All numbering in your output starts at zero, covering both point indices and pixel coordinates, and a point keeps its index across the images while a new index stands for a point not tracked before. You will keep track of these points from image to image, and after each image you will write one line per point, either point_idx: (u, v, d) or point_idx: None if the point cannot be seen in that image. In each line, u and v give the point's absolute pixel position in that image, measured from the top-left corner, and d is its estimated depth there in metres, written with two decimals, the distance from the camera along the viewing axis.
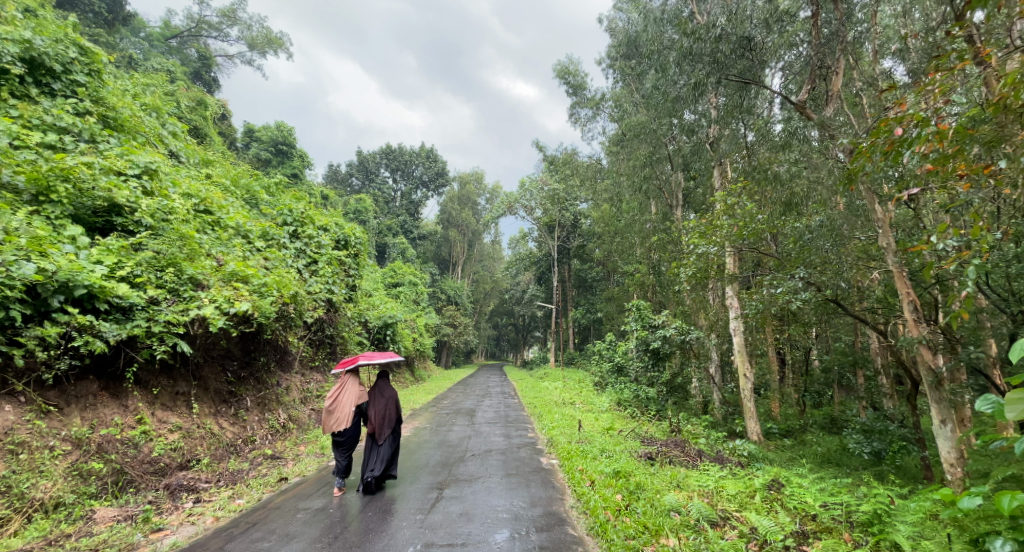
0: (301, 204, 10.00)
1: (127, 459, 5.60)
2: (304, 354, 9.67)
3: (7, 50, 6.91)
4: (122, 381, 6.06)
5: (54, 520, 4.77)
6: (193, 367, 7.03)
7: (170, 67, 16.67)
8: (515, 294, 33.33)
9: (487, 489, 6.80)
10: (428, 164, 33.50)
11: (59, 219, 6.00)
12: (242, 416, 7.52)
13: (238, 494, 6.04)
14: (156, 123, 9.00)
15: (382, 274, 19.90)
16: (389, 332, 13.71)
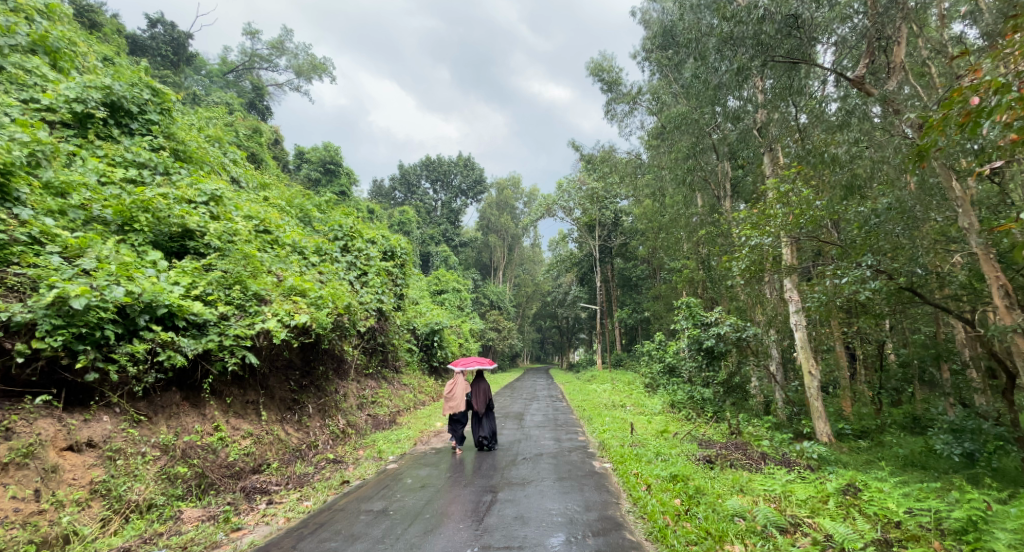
0: (350, 219, 10.48)
1: (208, 463, 6.08)
2: (358, 362, 10.08)
3: (91, 97, 7.73)
4: (200, 391, 6.58)
5: (147, 520, 5.23)
6: (261, 377, 7.52)
7: (228, 99, 18.02)
8: (558, 297, 33.15)
9: (541, 492, 6.81)
10: (467, 172, 34.12)
11: (142, 246, 6.63)
12: (305, 422, 7.97)
13: (305, 496, 6.40)
14: (219, 152, 9.78)
15: (427, 282, 20.36)
16: (436, 338, 14.04)
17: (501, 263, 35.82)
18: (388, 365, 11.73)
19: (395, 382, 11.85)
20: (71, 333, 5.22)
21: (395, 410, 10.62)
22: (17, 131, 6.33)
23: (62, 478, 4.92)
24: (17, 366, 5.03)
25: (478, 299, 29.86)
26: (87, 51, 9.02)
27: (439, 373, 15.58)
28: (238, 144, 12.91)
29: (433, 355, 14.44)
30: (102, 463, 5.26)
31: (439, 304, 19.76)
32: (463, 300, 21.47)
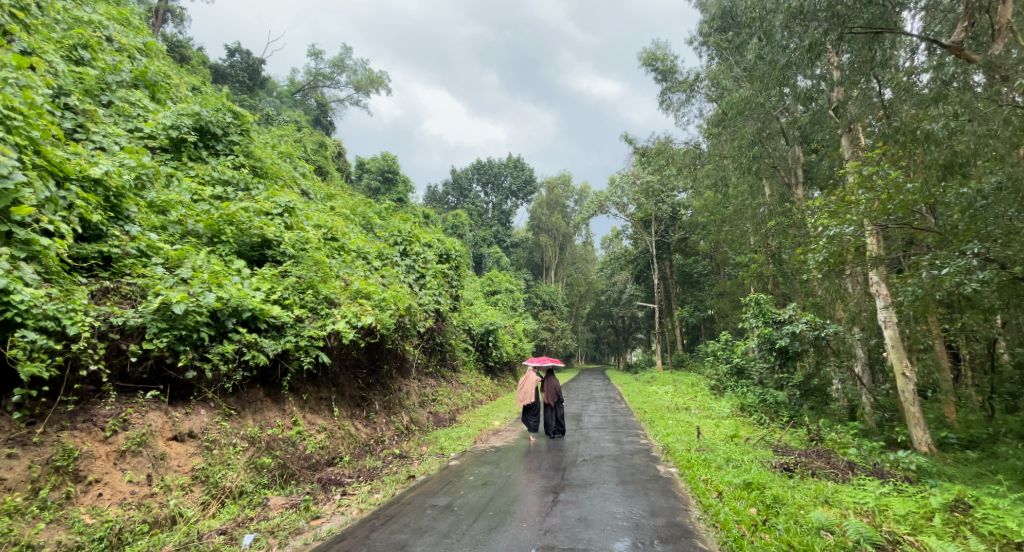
0: (408, 225, 10.90)
1: (289, 455, 6.43)
2: (420, 361, 10.43)
3: (183, 123, 8.62)
4: (280, 388, 6.98)
5: (240, 506, 5.56)
6: (333, 375, 7.92)
7: (297, 118, 19.37)
8: (613, 296, 32.35)
9: (604, 495, 6.65)
10: (517, 172, 34.05)
11: (228, 256, 7.27)
12: (372, 418, 8.37)
13: (376, 489, 6.66)
14: (290, 167, 10.58)
15: (480, 283, 20.50)
16: (491, 338, 14.23)
17: (552, 263, 35.19)
18: (447, 364, 12.06)
19: (454, 380, 12.16)
20: (172, 335, 5.64)
21: (455, 408, 10.89)
22: (126, 158, 7.13)
23: (168, 464, 5.29)
24: (130, 364, 5.40)
25: (531, 299, 29.45)
26: (178, 83, 10.12)
27: (495, 372, 15.76)
28: (306, 158, 13.85)
29: (489, 354, 14.64)
30: (200, 452, 5.61)
31: (493, 305, 19.89)
32: (516, 300, 21.41)
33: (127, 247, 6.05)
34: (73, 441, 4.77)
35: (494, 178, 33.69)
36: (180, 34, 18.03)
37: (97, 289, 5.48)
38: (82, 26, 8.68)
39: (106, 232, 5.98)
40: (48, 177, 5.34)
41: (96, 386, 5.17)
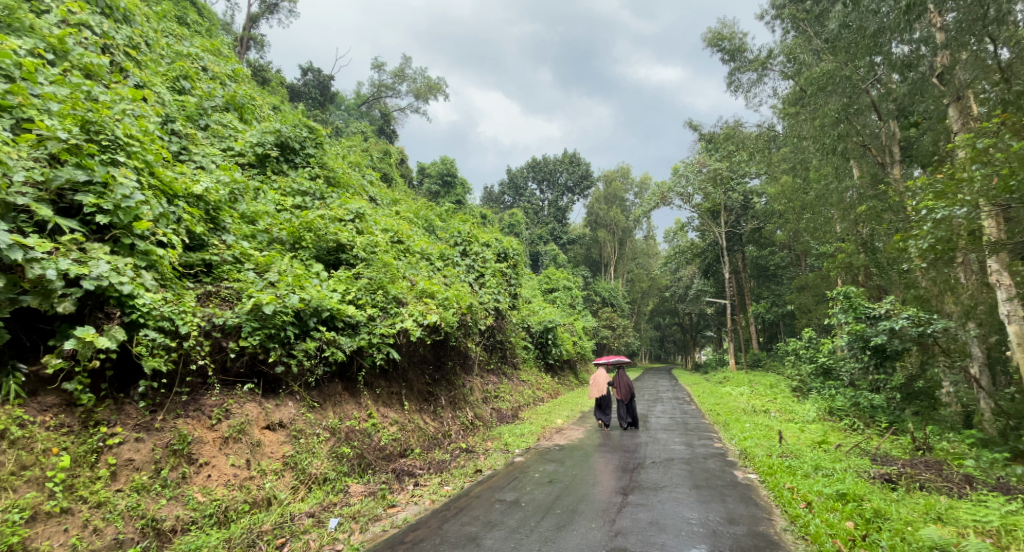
0: (467, 225, 11.07)
1: (366, 445, 5.72)
2: (482, 358, 10.45)
3: (266, 140, 9.29)
4: (355, 382, 6.33)
5: (325, 491, 4.83)
6: (402, 371, 7.62)
7: (363, 128, 20.40)
8: (677, 292, 30.91)
9: (676, 498, 5.72)
10: (570, 168, 33.31)
11: (309, 260, 7.11)
12: (439, 413, 8.19)
13: (446, 481, 5.92)
14: (359, 176, 11.17)
15: (537, 280, 20.19)
16: (551, 336, 14.03)
17: (612, 258, 33.00)
18: (507, 361, 12.07)
19: (515, 378, 12.17)
20: (264, 333, 4.90)
21: (516, 405, 10.93)
22: (222, 174, 7.33)
23: (264, 451, 4.61)
24: (229, 358, 4.72)
25: (589, 296, 28.07)
26: (261, 103, 11.03)
27: (554, 371, 15.54)
28: (372, 166, 14.59)
29: (548, 353, 14.47)
30: (289, 440, 4.90)
31: (551, 302, 19.52)
32: (574, 297, 20.80)
33: (225, 254, 5.27)
34: (187, 427, 4.15)
35: (547, 176, 33.37)
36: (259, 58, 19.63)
37: (200, 293, 4.84)
38: (183, 58, 9.75)
39: (205, 240, 5.29)
40: (159, 195, 4.52)
41: (201, 378, 4.49)
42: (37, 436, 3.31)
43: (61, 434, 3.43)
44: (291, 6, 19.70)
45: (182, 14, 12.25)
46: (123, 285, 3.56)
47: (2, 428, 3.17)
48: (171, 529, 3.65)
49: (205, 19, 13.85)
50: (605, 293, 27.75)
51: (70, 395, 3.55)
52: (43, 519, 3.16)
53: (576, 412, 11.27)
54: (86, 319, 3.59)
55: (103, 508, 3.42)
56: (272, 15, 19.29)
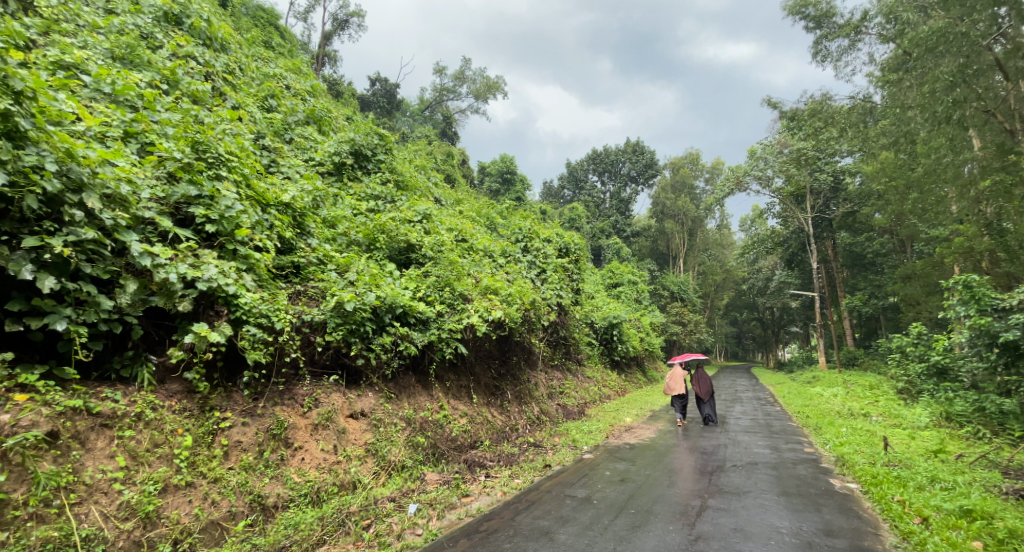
0: (528, 222, 11.27)
1: (439, 436, 6.02)
2: (545, 353, 10.53)
3: (342, 149, 9.85)
4: (427, 375, 6.65)
5: (403, 478, 5.14)
6: (470, 365, 7.87)
7: (427, 132, 21.12)
8: (757, 284, 29.29)
9: (762, 505, 5.16)
10: (633, 156, 32.47)
11: (383, 261, 7.48)
12: (506, 407, 8.33)
13: (515, 474, 6.04)
14: (425, 178, 11.61)
15: (600, 275, 19.94)
16: (616, 332, 13.90)
17: (680, 249, 31.85)
18: (571, 357, 12.14)
19: (579, 374, 12.19)
20: (346, 329, 5.29)
21: (582, 402, 10.94)
22: (306, 183, 7.84)
23: (349, 438, 4.99)
24: (317, 352, 5.13)
25: (656, 291, 27.09)
26: (337, 115, 11.78)
27: (621, 368, 15.32)
28: (435, 168, 15.15)
29: (614, 349, 14.32)
30: (369, 428, 5.25)
31: (615, 298, 19.18)
32: (640, 292, 20.27)
33: (310, 256, 5.74)
34: (283, 414, 4.58)
35: (608, 167, 32.84)
36: (332, 72, 20.83)
37: (290, 292, 5.28)
38: (270, 78, 10.60)
39: (293, 245, 5.76)
40: (255, 205, 5.01)
41: (294, 369, 4.93)
42: (166, 418, 3.74)
43: (184, 416, 3.88)
44: (360, 20, 20.76)
45: (267, 38, 13.35)
46: (228, 286, 4.00)
47: (138, 410, 3.62)
48: (274, 505, 4.05)
49: (286, 41, 14.99)
50: (676, 288, 26.57)
51: (188, 382, 4.03)
52: (172, 490, 3.58)
53: (646, 411, 11.07)
54: (200, 317, 4.05)
55: (219, 483, 3.83)
56: (343, 31, 20.40)
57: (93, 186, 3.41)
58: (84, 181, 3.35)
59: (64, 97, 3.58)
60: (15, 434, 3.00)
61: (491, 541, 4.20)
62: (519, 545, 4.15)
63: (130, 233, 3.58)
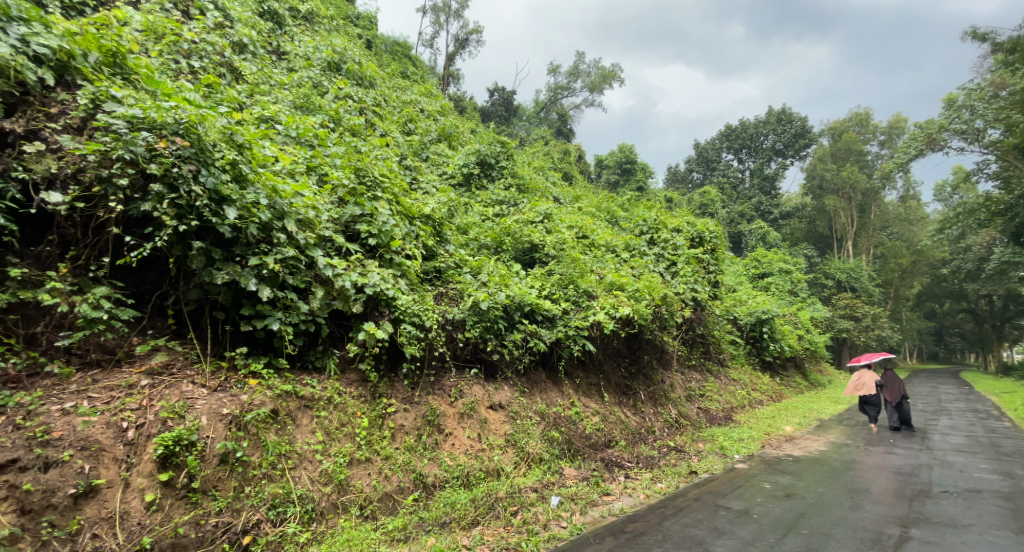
0: (653, 213, 10.96)
1: (573, 432, 6.19)
2: (679, 353, 10.03)
3: (469, 160, 10.54)
4: (557, 371, 6.89)
5: (542, 470, 5.41)
6: (598, 364, 7.64)
7: (544, 134, 21.45)
8: (965, 267, 24.17)
9: (992, 545, 4.29)
10: (778, 127, 29.73)
11: (509, 261, 7.92)
12: (639, 408, 7.83)
13: (658, 478, 5.88)
14: (544, 179, 11.99)
15: (743, 266, 18.69)
16: (766, 329, 12.75)
17: (848, 229, 27.26)
18: (712, 358, 11.41)
19: (723, 376, 11.34)
20: (482, 326, 5.71)
21: (729, 407, 10.03)
22: (441, 195, 8.59)
23: (490, 428, 5.43)
24: (459, 347, 5.65)
25: (816, 281, 24.29)
26: (463, 130, 12.70)
27: (774, 369, 13.98)
28: (553, 168, 15.44)
29: (763, 349, 13.15)
30: (508, 420, 5.67)
31: (763, 290, 17.60)
32: (797, 283, 18.30)
33: (449, 261, 6.32)
34: (435, 402, 5.15)
35: (748, 141, 30.65)
36: (456, 89, 22.27)
37: (434, 293, 5.88)
38: (407, 104, 11.75)
39: (435, 251, 6.41)
40: (404, 218, 5.70)
41: (442, 362, 5.52)
42: (348, 402, 4.46)
43: (360, 400, 4.58)
44: (478, 36, 21.90)
45: (403, 69, 14.78)
46: (389, 289, 4.64)
47: (329, 394, 4.36)
48: (433, 484, 4.59)
49: (417, 68, 16.42)
50: (843, 276, 23.44)
51: (361, 372, 4.74)
52: (355, 463, 4.26)
53: (811, 420, 9.76)
54: (368, 315, 4.75)
55: (389, 460, 4.47)
56: (464, 50, 21.70)
57: (290, 213, 4.22)
58: (286, 210, 4.17)
59: (268, 145, 4.50)
60: (252, 410, 3.81)
61: (637, 542, 4.24)
62: (669, 550, 4.11)
63: (317, 249, 4.36)
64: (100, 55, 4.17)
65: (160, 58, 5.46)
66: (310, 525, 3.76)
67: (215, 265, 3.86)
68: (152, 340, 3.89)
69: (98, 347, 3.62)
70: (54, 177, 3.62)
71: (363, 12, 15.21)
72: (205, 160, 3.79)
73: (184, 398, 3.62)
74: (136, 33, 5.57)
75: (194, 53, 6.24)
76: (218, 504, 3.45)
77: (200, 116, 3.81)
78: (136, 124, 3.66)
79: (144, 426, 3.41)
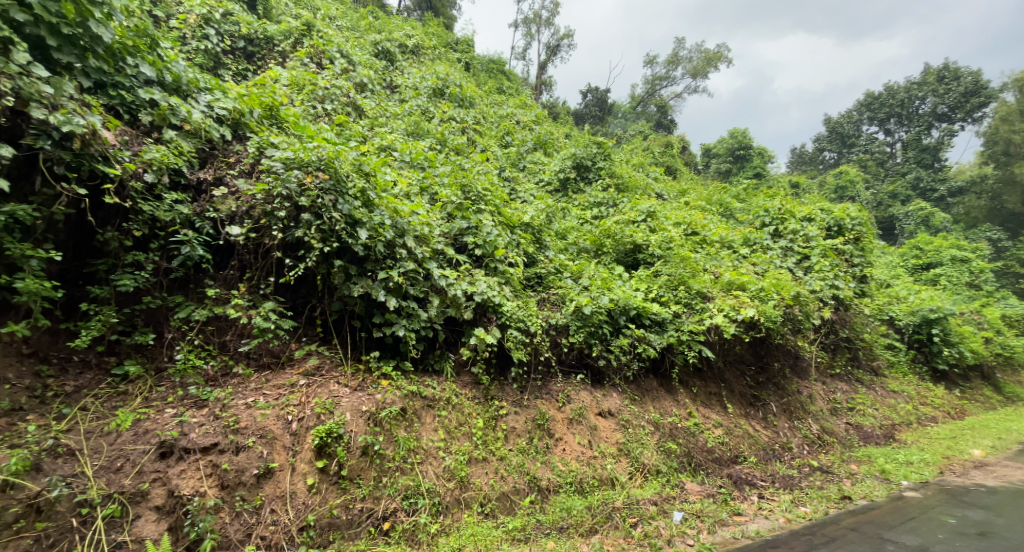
0: (777, 201, 10.16)
1: (692, 444, 5.94)
2: (819, 360, 8.68)
3: (566, 165, 10.66)
4: (671, 379, 6.54)
5: (661, 483, 5.32)
6: (718, 371, 7.08)
7: (642, 129, 20.75)
8: None
9: None
10: (938, 86, 24.54)
11: (610, 264, 7.88)
12: (772, 421, 7.05)
13: (800, 501, 5.43)
14: (644, 176, 11.75)
15: (901, 256, 14.98)
16: (936, 331, 10.27)
17: None
18: (861, 366, 9.56)
19: (877, 388, 9.31)
20: (587, 331, 5.80)
21: (888, 424, 8.24)
22: (538, 202, 8.82)
23: (601, 435, 5.48)
24: (564, 352, 5.78)
25: (1011, 268, 18.26)
26: (558, 136, 12.91)
27: (953, 382, 10.83)
28: (653, 164, 14.99)
29: (934, 355, 10.50)
30: (619, 428, 5.66)
31: None
32: (980, 274, 13.37)
33: (549, 266, 6.48)
34: (544, 406, 5.33)
35: (898, 108, 25.87)
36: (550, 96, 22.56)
37: (536, 299, 6.07)
38: (503, 117, 12.20)
39: (535, 259, 6.62)
40: (505, 228, 6.00)
41: (548, 367, 5.69)
42: (465, 404, 4.80)
43: (474, 402, 4.89)
44: (570, 41, 22.09)
45: (499, 85, 15.39)
46: (495, 296, 4.92)
47: (448, 395, 4.73)
48: (547, 488, 4.75)
49: (511, 81, 16.99)
50: None
51: (474, 375, 5.06)
52: (474, 462, 4.57)
53: (1009, 445, 8.03)
54: (478, 321, 5.08)
55: (504, 461, 4.72)
56: (555, 56, 21.96)
57: (409, 231, 4.67)
58: (405, 229, 4.64)
59: (389, 171, 5.01)
60: (386, 408, 4.25)
61: None
62: None
63: (432, 262, 4.77)
64: (261, 110, 5.02)
65: (302, 106, 6.37)
66: (438, 517, 4.09)
67: (352, 280, 4.40)
68: (306, 345, 4.50)
69: (268, 352, 4.29)
70: (234, 213, 4.35)
71: (461, 37, 16.11)
72: (341, 190, 4.35)
73: (332, 396, 4.15)
74: (284, 87, 6.52)
75: (327, 98, 7.08)
76: (362, 491, 3.91)
77: (336, 151, 4.38)
78: (289, 163, 4.29)
79: (304, 420, 3.96)
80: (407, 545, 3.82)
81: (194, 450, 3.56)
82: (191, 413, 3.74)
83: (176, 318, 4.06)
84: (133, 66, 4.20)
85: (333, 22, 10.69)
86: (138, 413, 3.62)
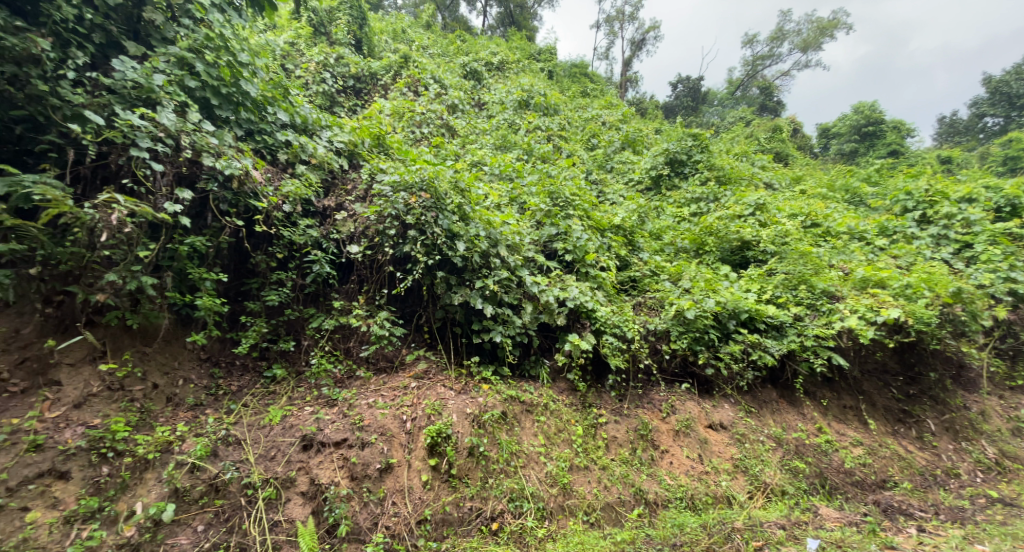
0: (921, 181, 8.90)
1: (825, 465, 5.50)
2: (991, 370, 7.22)
3: (657, 162, 10.39)
4: (795, 390, 6.10)
5: (788, 505, 5.00)
6: (855, 382, 6.49)
7: (742, 116, 19.51)
8: None
9: None
10: None
11: (714, 264, 7.52)
12: (930, 441, 6.32)
13: (977, 539, 4.64)
14: (748, 165, 11.08)
15: None
16: None
17: None
18: None
19: None
20: (691, 336, 5.59)
21: None
22: (631, 203, 8.70)
23: (712, 449, 5.27)
24: (665, 359, 5.63)
25: None
26: (648, 132, 12.62)
27: None
28: (760, 151, 14.02)
29: None
30: (734, 443, 5.39)
31: None
32: None
33: (644, 269, 6.41)
34: (646, 416, 5.26)
35: None
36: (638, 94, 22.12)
37: (633, 303, 6.01)
38: (590, 120, 12.19)
39: (628, 262, 6.56)
40: (595, 231, 6.05)
41: (649, 376, 5.61)
42: (563, 410, 4.89)
43: (573, 409, 4.97)
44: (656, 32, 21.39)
45: (584, 87, 15.37)
46: (587, 302, 4.98)
47: (545, 400, 4.85)
48: (655, 501, 4.67)
49: (597, 83, 16.95)
50: None
51: (571, 382, 5.12)
52: (576, 469, 4.63)
53: None
54: (571, 327, 5.15)
55: (607, 471, 4.73)
56: (641, 51, 21.51)
57: (502, 240, 4.90)
58: (499, 239, 4.87)
59: (482, 186, 5.27)
60: (489, 410, 4.48)
61: None
62: None
63: (524, 270, 4.95)
64: (370, 140, 5.58)
65: (404, 132, 6.92)
66: (544, 521, 4.22)
67: (453, 289, 4.74)
68: (415, 350, 4.87)
69: (383, 357, 4.73)
70: (354, 233, 4.79)
71: (545, 46, 16.37)
72: (441, 207, 4.70)
73: (440, 398, 4.46)
74: (388, 116, 7.12)
75: (424, 122, 7.59)
76: (470, 490, 4.15)
77: (436, 172, 4.74)
78: (397, 187, 4.71)
79: (416, 419, 4.28)
80: (516, 546, 3.97)
81: (329, 444, 4.01)
82: (324, 411, 4.22)
83: (310, 327, 4.61)
84: (273, 114, 4.82)
85: (427, 50, 11.45)
86: (284, 410, 4.16)
